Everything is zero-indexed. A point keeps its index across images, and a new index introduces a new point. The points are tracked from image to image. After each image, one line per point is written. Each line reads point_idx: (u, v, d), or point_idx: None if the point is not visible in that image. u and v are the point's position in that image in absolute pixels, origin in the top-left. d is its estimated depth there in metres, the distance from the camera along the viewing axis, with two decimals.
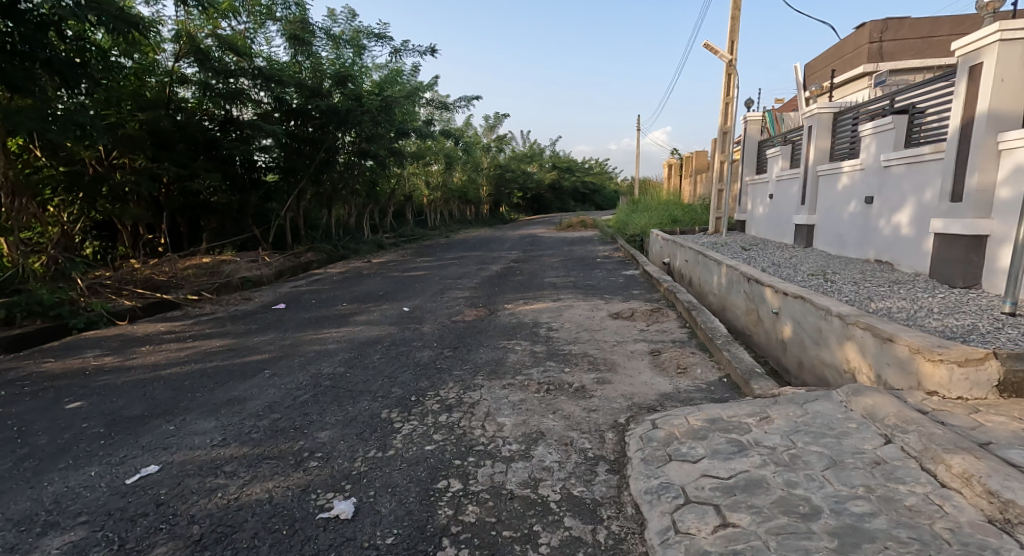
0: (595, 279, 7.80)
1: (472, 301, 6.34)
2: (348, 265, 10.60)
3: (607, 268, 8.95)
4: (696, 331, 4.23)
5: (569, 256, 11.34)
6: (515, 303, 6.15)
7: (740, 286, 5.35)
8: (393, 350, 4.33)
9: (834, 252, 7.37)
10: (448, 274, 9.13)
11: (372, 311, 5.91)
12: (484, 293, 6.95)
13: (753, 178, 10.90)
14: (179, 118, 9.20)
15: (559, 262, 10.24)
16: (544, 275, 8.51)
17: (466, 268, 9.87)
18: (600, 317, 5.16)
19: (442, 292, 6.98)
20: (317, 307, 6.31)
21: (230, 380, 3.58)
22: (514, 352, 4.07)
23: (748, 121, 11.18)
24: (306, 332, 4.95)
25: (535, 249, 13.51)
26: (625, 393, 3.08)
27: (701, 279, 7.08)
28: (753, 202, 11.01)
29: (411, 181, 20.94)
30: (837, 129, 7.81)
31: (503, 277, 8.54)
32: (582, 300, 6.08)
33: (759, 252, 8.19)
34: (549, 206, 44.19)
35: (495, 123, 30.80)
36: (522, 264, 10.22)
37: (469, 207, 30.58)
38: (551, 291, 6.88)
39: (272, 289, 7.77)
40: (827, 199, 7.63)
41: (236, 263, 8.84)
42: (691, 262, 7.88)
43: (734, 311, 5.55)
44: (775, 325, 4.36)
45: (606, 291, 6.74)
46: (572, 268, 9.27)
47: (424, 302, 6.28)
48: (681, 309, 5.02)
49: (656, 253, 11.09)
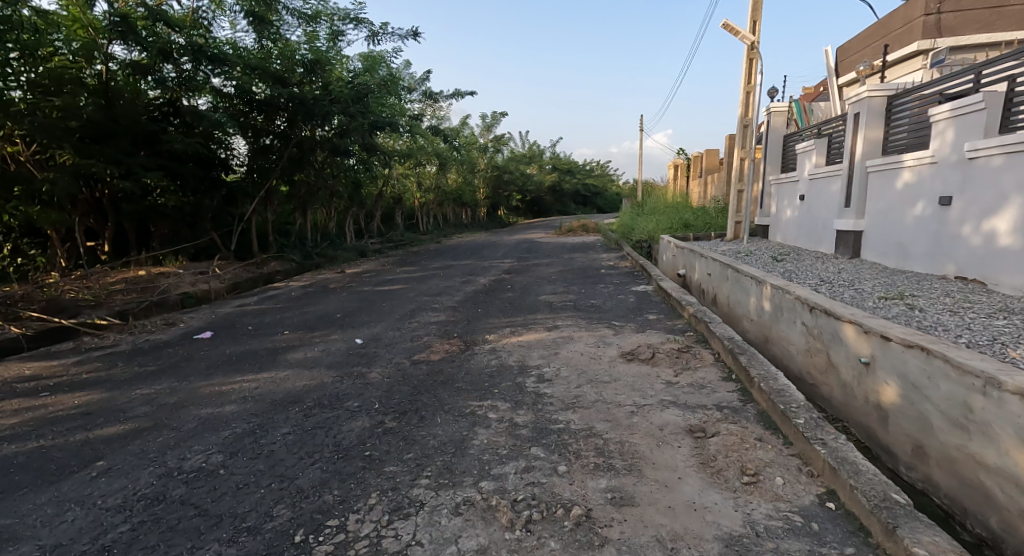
0: (600, 297, 6.49)
1: (447, 330, 5.07)
2: (317, 277, 9.37)
3: (613, 282, 7.64)
4: (754, 393, 2.93)
5: (569, 265, 10.02)
6: (499, 333, 4.87)
7: (795, 316, 4.04)
8: (317, 413, 3.05)
9: (894, 264, 6.10)
10: (427, 288, 7.86)
11: (316, 344, 4.64)
12: (462, 317, 5.67)
13: (778, 177, 9.61)
14: (118, 108, 7.81)
15: (558, 273, 8.94)
16: (539, 291, 7.19)
17: (448, 281, 8.60)
18: (611, 358, 3.86)
19: (413, 317, 5.71)
20: (253, 336, 5.03)
21: (28, 487, 2.25)
22: (486, 423, 2.80)
23: (772, 112, 9.88)
24: (211, 380, 3.65)
25: (531, 256, 12.24)
26: (663, 539, 1.78)
27: (733, 299, 5.76)
28: (779, 204, 9.71)
29: (401, 182, 19.69)
30: (891, 116, 6.50)
31: (490, 293, 7.25)
32: (584, 330, 4.78)
33: (796, 264, 6.87)
34: (548, 209, 42.92)
35: (492, 123, 29.52)
36: (515, 277, 8.91)
37: (465, 210, 29.34)
38: (546, 314, 5.58)
39: (212, 309, 6.47)
40: (882, 200, 6.36)
41: (179, 275, 7.56)
42: (715, 276, 6.56)
43: (784, 346, 4.24)
44: (864, 381, 3.06)
45: (615, 315, 5.42)
46: (572, 280, 7.96)
47: (385, 332, 5.02)
48: (722, 350, 3.70)
49: (668, 262, 9.78)
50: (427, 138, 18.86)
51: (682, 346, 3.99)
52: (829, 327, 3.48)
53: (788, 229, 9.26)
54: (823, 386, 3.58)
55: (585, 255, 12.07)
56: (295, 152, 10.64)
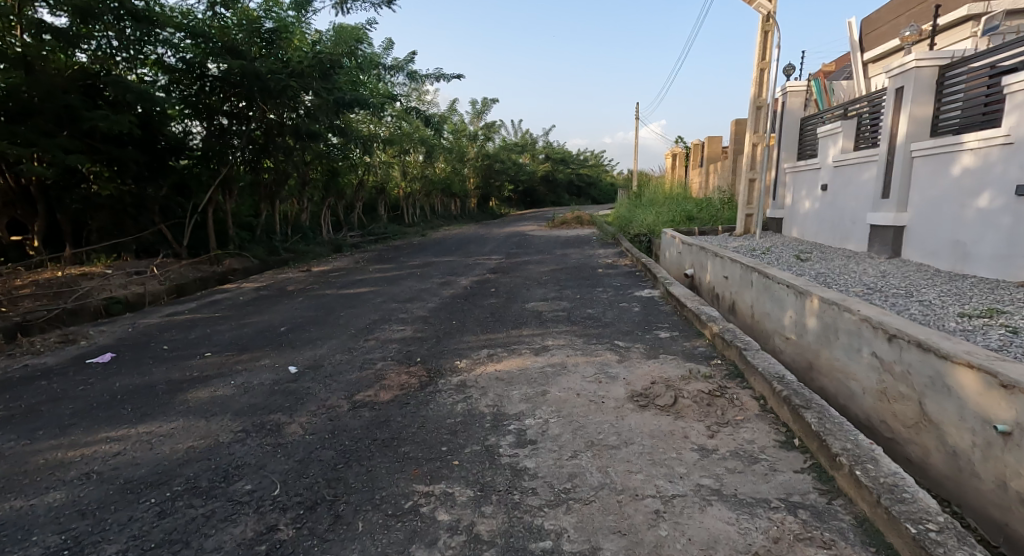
0: (599, 304, 5.51)
1: (408, 354, 4.06)
2: (279, 276, 8.36)
3: (613, 284, 6.64)
4: (847, 485, 1.94)
5: (562, 263, 9.01)
6: (473, 359, 3.86)
7: (861, 342, 3.04)
8: (181, 506, 2.03)
9: (947, 266, 5.14)
10: (399, 291, 6.85)
11: (237, 372, 3.63)
12: (432, 333, 4.67)
13: (796, 165, 8.64)
14: (32, 76, 6.56)
15: (549, 273, 7.94)
16: (527, 296, 6.18)
17: (425, 281, 7.60)
18: (619, 403, 2.87)
19: (372, 332, 4.70)
20: (163, 359, 3.98)
21: None
22: (430, 539, 1.81)
23: (788, 92, 8.91)
24: (61, 438, 2.61)
25: (520, 252, 11.24)
26: None
27: (758, 310, 4.78)
28: (795, 195, 8.75)
29: (384, 171, 18.61)
30: (942, 90, 5.49)
31: (469, 299, 6.24)
32: (582, 355, 3.78)
33: (825, 266, 5.89)
34: (542, 201, 41.91)
35: (482, 110, 28.43)
36: (501, 277, 7.90)
37: (454, 201, 28.29)
38: (534, 329, 4.57)
39: (134, 319, 5.41)
40: (931, 190, 5.39)
41: (106, 276, 6.54)
42: (733, 279, 5.56)
43: (841, 379, 3.26)
44: (996, 458, 2.09)
45: (619, 331, 4.42)
46: (565, 283, 6.96)
47: (330, 357, 4.00)
48: (772, 396, 2.71)
49: (674, 261, 8.80)
50: (411, 124, 17.77)
51: (713, 384, 2.99)
52: (924, 368, 2.51)
53: (806, 224, 8.26)
54: (910, 444, 2.62)
55: (579, 251, 11.05)
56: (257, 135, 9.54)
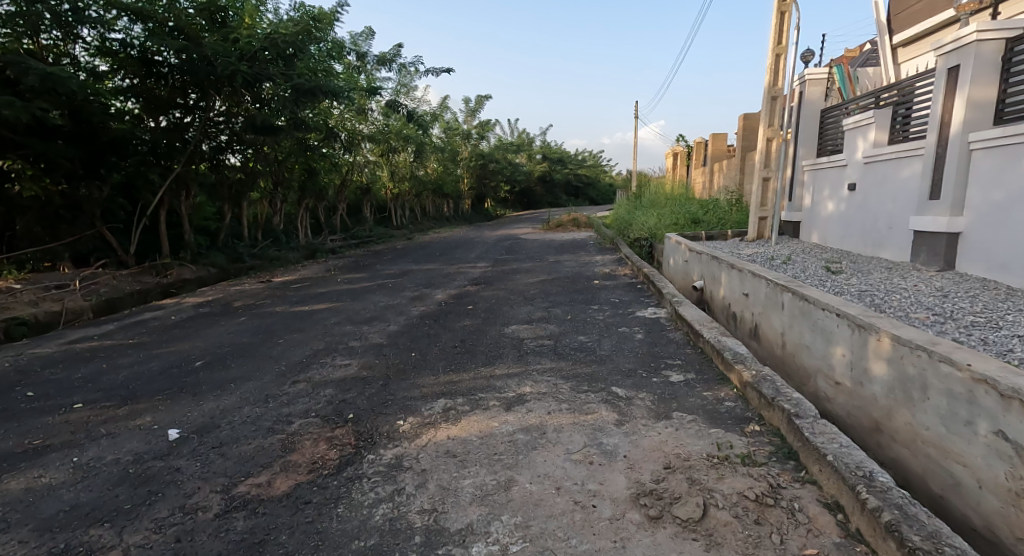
0: (593, 329, 4.56)
1: (339, 406, 3.09)
2: (232, 289, 7.39)
3: (611, 301, 5.68)
4: None
5: (553, 273, 8.05)
6: (423, 417, 2.90)
7: (974, 413, 2.05)
8: None
9: (1019, 283, 4.16)
10: (361, 308, 5.87)
11: (95, 440, 2.67)
12: (381, 372, 3.71)
13: (818, 162, 7.71)
14: None
15: (538, 286, 6.97)
16: (509, 317, 5.21)
17: (395, 296, 6.63)
18: (617, 510, 1.93)
19: (306, 368, 3.73)
20: (11, 417, 3.02)
21: None
22: None
23: (807, 81, 8.03)
24: None
25: (509, 258, 10.29)
26: None
27: (792, 340, 3.80)
28: (816, 195, 7.81)
29: (370, 171, 17.67)
30: (1007, 68, 4.49)
31: (439, 319, 5.26)
32: (568, 413, 2.82)
33: (861, 279, 4.93)
34: (539, 201, 40.95)
35: (476, 108, 27.53)
36: (483, 290, 6.93)
37: (447, 202, 27.40)
38: (509, 367, 3.61)
39: (23, 350, 4.44)
40: (996, 188, 4.39)
41: (14, 294, 5.75)
42: (754, 297, 4.62)
43: (930, 457, 2.28)
44: None
45: (617, 372, 3.46)
46: (556, 298, 5.99)
47: (235, 410, 3.03)
48: (857, 510, 1.76)
49: (681, 270, 7.85)
50: (399, 122, 16.83)
51: (755, 479, 2.05)
52: None
53: (832, 229, 7.28)
54: None
55: (574, 257, 10.09)
56: (200, 128, 8.58)
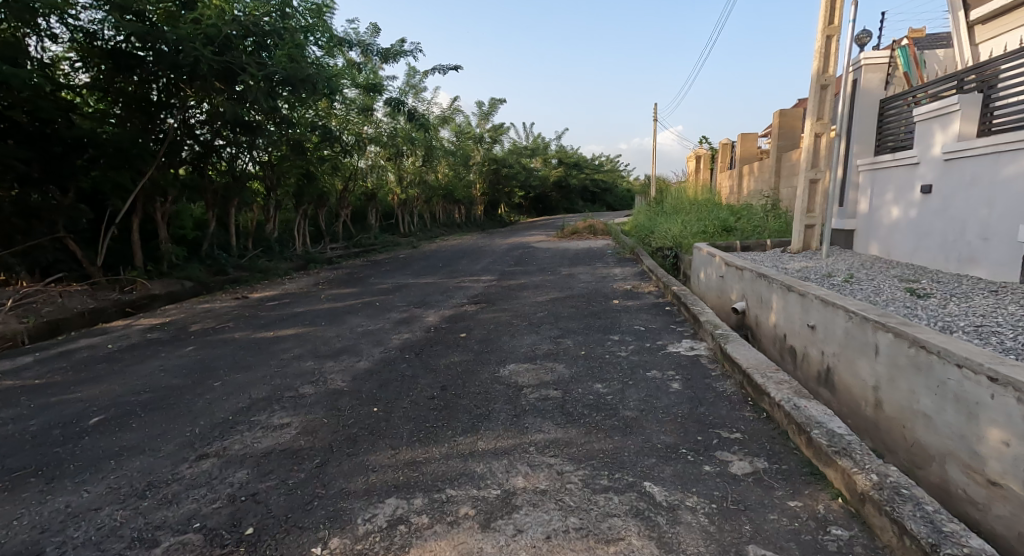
0: (614, 373, 3.54)
1: (243, 506, 2.09)
2: (198, 306, 6.49)
3: (635, 331, 4.67)
4: None
5: (566, 290, 7.04)
6: (356, 536, 1.91)
7: None
8: None
9: None
10: (335, 334, 4.92)
11: None
12: (326, 438, 2.73)
13: (881, 161, 6.85)
14: None
15: (548, 306, 5.98)
16: (508, 351, 4.21)
17: (379, 318, 5.67)
18: None
19: (227, 430, 2.78)
20: None
21: None
22: None
23: (864, 68, 7.28)
24: None
25: (518, 271, 9.31)
26: None
27: (894, 399, 2.81)
28: (879, 199, 6.96)
29: (377, 175, 16.88)
30: None
31: (424, 353, 4.29)
32: (576, 542, 1.81)
33: (960, 309, 3.88)
34: (555, 207, 39.93)
35: (489, 112, 26.77)
36: (484, 311, 5.95)
37: (459, 208, 26.55)
38: (498, 439, 2.62)
39: None
40: None
41: None
42: (826, 330, 3.62)
43: None
44: None
45: (649, 451, 2.45)
46: (568, 326, 4.98)
47: (88, 514, 2.06)
48: None
49: (717, 287, 6.80)
50: (407, 124, 16.03)
51: None
52: None
53: (907, 240, 6.32)
54: None
55: (590, 270, 9.06)
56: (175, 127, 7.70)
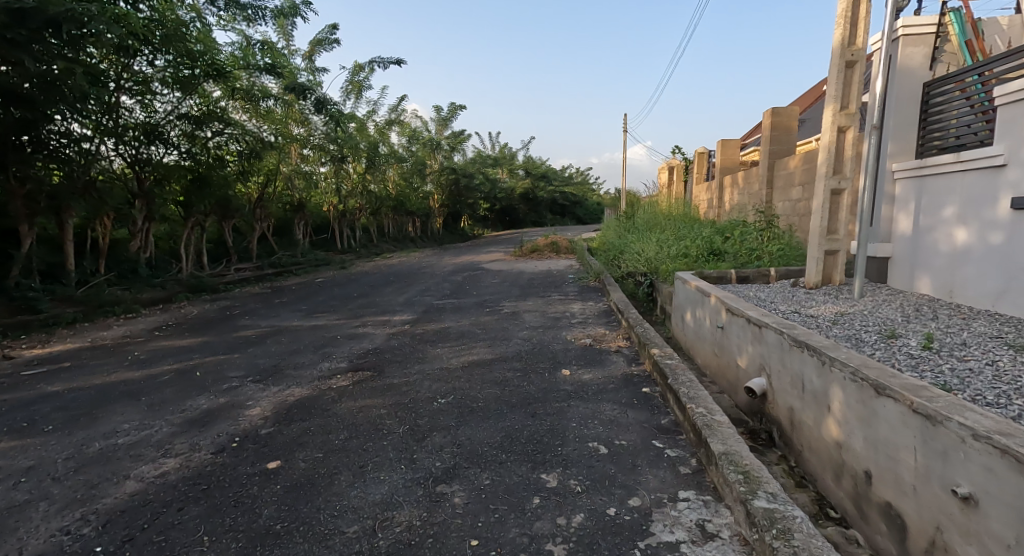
0: None
1: None
2: None
3: (589, 465, 2.52)
4: None
5: (497, 345, 4.88)
6: None
7: None
8: None
9: None
10: (33, 461, 2.63)
11: None
12: None
13: (934, 166, 4.94)
14: None
15: (458, 384, 3.82)
16: (322, 536, 2.02)
17: (168, 409, 3.39)
18: None
19: None
20: None
21: None
22: None
23: (903, 40, 5.40)
24: None
25: (449, 306, 7.14)
26: None
27: None
28: (932, 217, 5.00)
29: (308, 182, 14.60)
30: None
31: (145, 534, 2.04)
32: None
33: None
34: (522, 220, 37.92)
35: (449, 118, 24.76)
36: (355, 393, 3.73)
37: (415, 221, 24.35)
38: None
39: None
40: None
41: None
42: None
43: None
44: None
45: None
46: (472, 444, 2.80)
47: None
48: None
49: (713, 340, 4.71)
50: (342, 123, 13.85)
51: None
52: None
53: (982, 276, 4.40)
54: None
55: (540, 306, 6.93)
56: None
